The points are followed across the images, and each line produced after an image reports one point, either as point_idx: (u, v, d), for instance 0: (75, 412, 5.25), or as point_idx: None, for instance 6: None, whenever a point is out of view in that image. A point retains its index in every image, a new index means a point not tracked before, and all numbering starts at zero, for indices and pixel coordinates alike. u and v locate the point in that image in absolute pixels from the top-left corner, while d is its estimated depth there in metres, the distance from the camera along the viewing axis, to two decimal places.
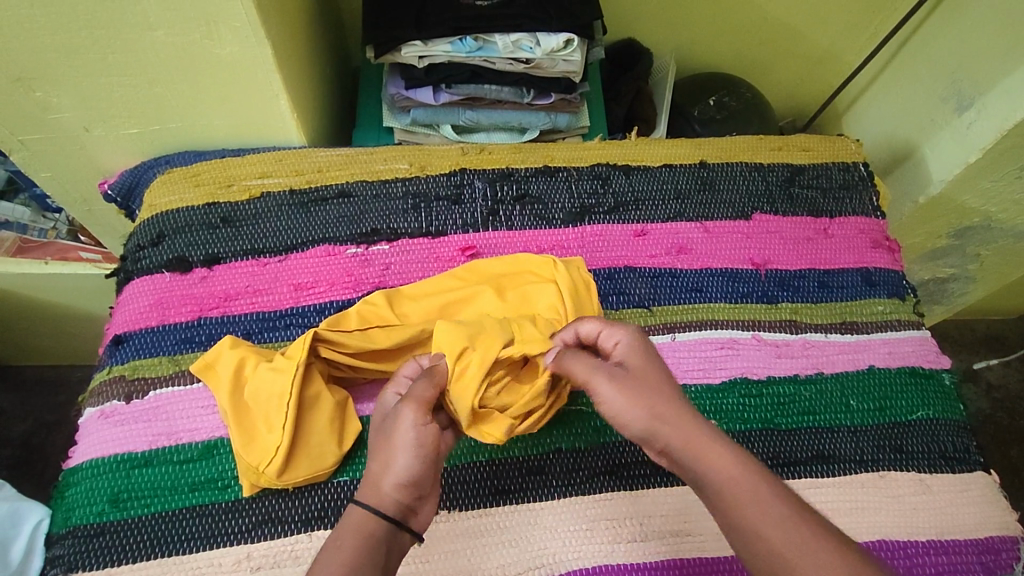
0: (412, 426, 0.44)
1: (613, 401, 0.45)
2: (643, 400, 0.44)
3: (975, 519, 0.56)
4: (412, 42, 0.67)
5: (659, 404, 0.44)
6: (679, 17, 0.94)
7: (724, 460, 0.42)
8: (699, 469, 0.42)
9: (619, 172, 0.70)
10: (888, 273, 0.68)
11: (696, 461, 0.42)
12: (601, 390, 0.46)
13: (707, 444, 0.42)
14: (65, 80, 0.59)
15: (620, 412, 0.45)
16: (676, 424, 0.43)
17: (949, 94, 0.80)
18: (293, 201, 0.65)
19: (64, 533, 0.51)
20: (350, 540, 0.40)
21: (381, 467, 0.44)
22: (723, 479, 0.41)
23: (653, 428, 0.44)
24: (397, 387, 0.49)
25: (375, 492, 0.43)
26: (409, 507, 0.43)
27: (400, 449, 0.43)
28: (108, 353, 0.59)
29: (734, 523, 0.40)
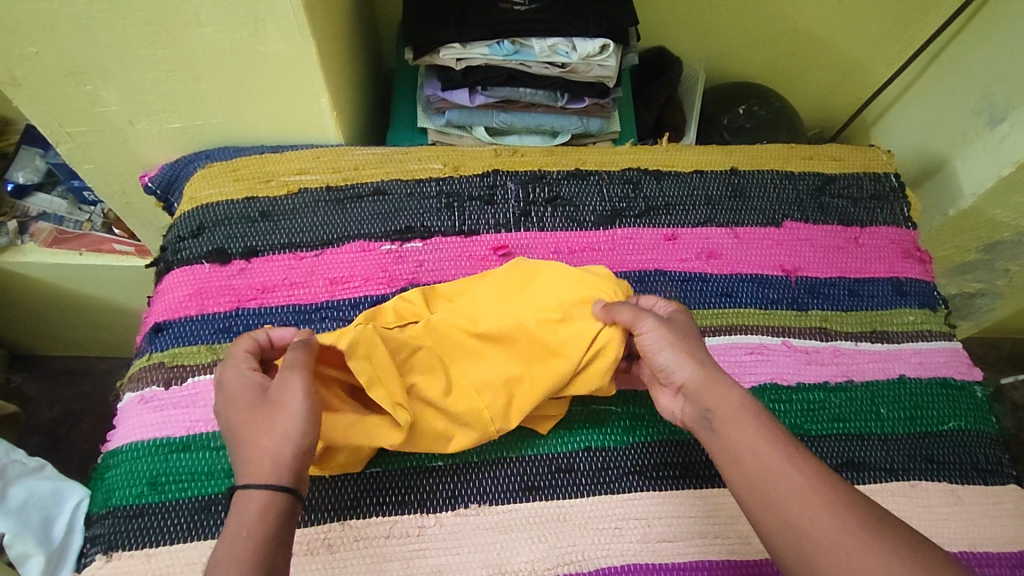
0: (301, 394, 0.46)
1: (654, 338, 0.52)
2: (676, 343, 0.51)
3: (1008, 532, 0.56)
4: (451, 44, 0.69)
5: (688, 346, 0.51)
6: (709, 27, 0.95)
7: (734, 398, 0.48)
8: (713, 398, 0.48)
9: (651, 177, 0.70)
10: (919, 283, 0.68)
11: (708, 393, 0.49)
12: (646, 328, 0.52)
13: (723, 382, 0.49)
14: (115, 73, 0.61)
15: (657, 349, 0.51)
16: (697, 361, 0.50)
17: (981, 107, 0.80)
18: (330, 198, 0.67)
19: (103, 513, 0.52)
20: (258, 529, 0.41)
21: (270, 445, 0.44)
22: (733, 415, 0.47)
23: (677, 362, 0.50)
24: (246, 362, 0.49)
25: (269, 470, 0.44)
26: (303, 475, 0.45)
27: (292, 421, 0.45)
28: (148, 340, 0.60)
29: (740, 451, 0.46)
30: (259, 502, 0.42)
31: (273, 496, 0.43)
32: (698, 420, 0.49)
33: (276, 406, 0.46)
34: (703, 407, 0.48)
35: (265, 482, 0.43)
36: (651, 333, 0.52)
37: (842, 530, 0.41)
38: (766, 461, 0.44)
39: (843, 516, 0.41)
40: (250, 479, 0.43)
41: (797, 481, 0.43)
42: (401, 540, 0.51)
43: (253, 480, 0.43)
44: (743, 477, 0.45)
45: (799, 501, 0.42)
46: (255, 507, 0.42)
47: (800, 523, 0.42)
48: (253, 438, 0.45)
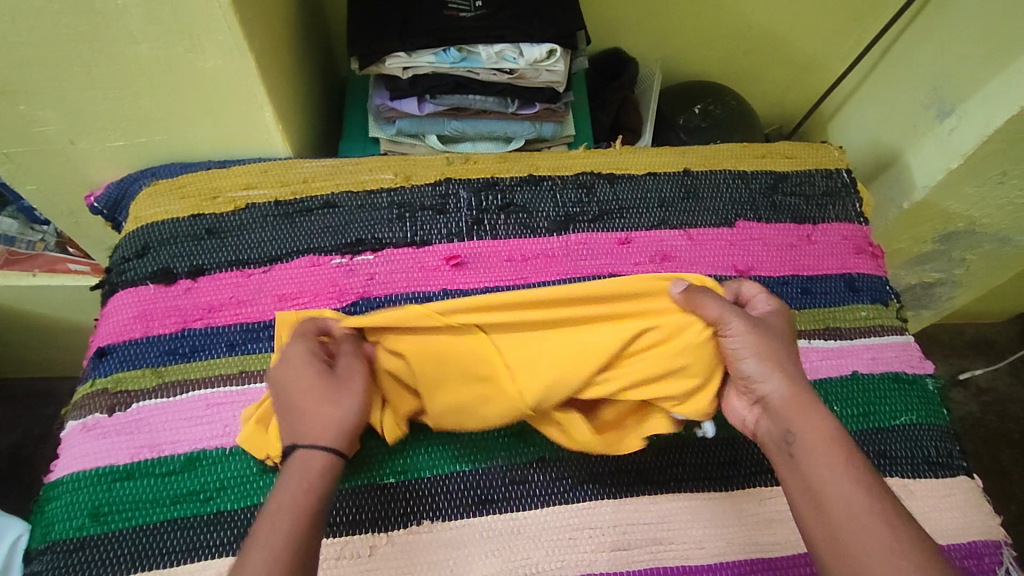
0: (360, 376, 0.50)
1: (742, 344, 0.48)
2: (769, 355, 0.48)
3: (959, 523, 0.57)
4: (396, 53, 0.68)
5: (779, 359, 0.48)
6: (664, 27, 0.95)
7: (820, 421, 0.45)
8: (797, 417, 0.46)
9: (604, 181, 0.70)
10: (871, 278, 0.69)
11: (790, 410, 0.46)
12: (734, 330, 0.48)
13: (810, 404, 0.46)
14: (48, 93, 0.59)
15: (744, 354, 0.48)
16: (787, 377, 0.47)
17: (931, 100, 0.81)
18: (278, 212, 0.65)
19: (43, 547, 0.51)
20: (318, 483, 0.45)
21: (319, 413, 0.47)
22: (814, 436, 0.45)
23: (765, 371, 0.47)
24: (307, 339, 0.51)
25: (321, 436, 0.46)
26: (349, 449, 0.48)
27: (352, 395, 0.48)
28: (92, 365, 0.59)
29: (817, 481, 0.43)
30: (315, 465, 0.45)
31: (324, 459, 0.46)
32: (774, 434, 0.47)
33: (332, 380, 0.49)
34: (782, 422, 0.46)
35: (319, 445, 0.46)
36: (741, 338, 0.48)
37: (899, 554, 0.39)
38: (843, 490, 0.42)
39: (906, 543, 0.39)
40: (304, 441, 0.46)
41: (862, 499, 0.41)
42: (351, 561, 0.50)
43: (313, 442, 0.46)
44: (810, 496, 0.43)
45: (863, 523, 0.41)
46: (300, 471, 0.45)
47: (855, 541, 0.40)
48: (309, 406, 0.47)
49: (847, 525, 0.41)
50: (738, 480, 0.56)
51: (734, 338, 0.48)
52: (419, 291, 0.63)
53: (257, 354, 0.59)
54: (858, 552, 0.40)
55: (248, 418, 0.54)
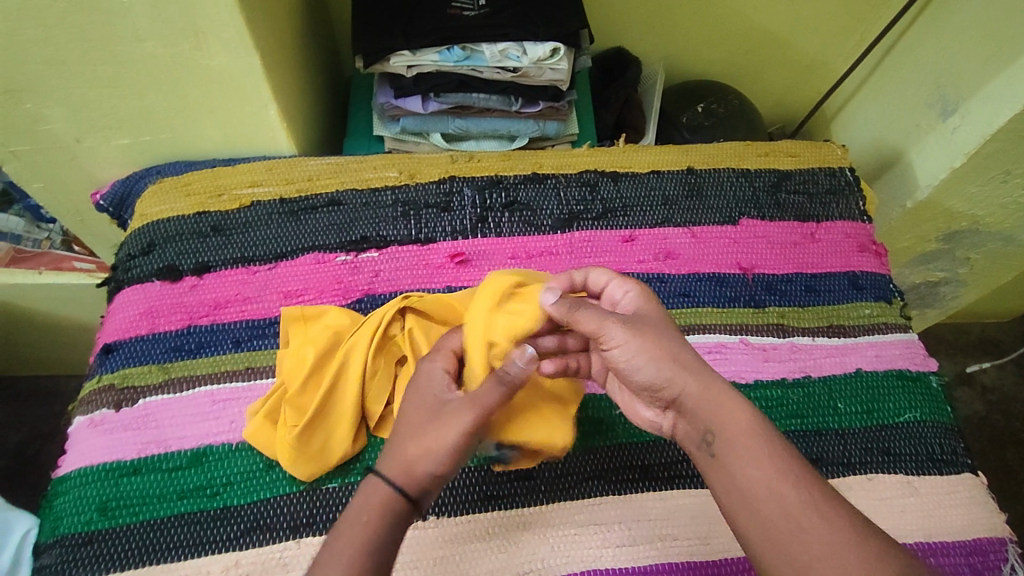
0: (469, 422, 0.44)
1: (627, 354, 0.45)
2: (668, 349, 0.45)
3: (963, 520, 0.57)
4: (400, 51, 0.68)
5: (678, 353, 0.45)
6: (667, 26, 0.95)
7: (738, 411, 0.43)
8: (714, 416, 0.43)
9: (608, 179, 0.70)
10: (875, 276, 0.69)
11: (707, 408, 0.44)
12: (613, 341, 0.46)
13: (723, 396, 0.44)
14: (54, 91, 0.59)
15: (635, 363, 0.45)
16: (692, 372, 0.45)
17: (934, 99, 0.81)
18: (283, 210, 0.66)
19: (51, 542, 0.51)
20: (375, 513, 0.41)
21: (418, 446, 0.43)
22: (736, 429, 0.43)
23: (670, 371, 0.45)
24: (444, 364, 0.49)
25: (405, 471, 0.42)
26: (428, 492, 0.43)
27: (449, 441, 0.43)
28: (98, 362, 0.59)
29: (748, 482, 0.41)
30: (380, 495, 0.42)
31: (398, 500, 0.41)
32: (693, 435, 0.45)
33: (444, 415, 0.44)
34: (699, 421, 0.44)
35: (393, 479, 0.42)
36: (631, 341, 0.45)
37: (843, 546, 0.38)
38: (773, 486, 0.40)
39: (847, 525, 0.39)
40: (383, 470, 0.43)
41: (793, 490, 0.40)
42: None
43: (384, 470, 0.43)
44: (741, 503, 0.41)
45: (801, 514, 0.39)
46: (372, 497, 0.42)
47: (790, 538, 0.39)
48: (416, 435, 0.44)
49: (783, 524, 0.39)
50: None
51: (616, 350, 0.46)
52: (424, 289, 0.63)
53: (263, 351, 0.59)
54: (795, 550, 0.39)
55: (253, 413, 0.55)
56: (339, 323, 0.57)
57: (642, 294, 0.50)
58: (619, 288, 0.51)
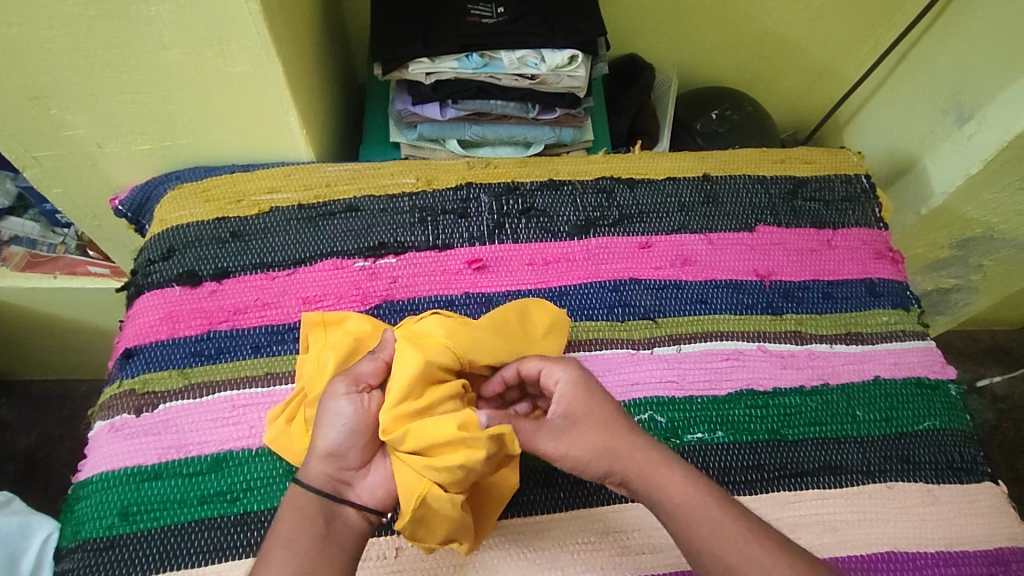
0: (337, 398, 0.48)
1: (566, 453, 0.48)
2: (603, 436, 0.48)
3: (984, 530, 0.56)
4: (419, 59, 0.69)
5: (609, 440, 0.47)
6: (681, 33, 0.95)
7: (676, 481, 0.46)
8: (655, 486, 0.46)
9: (624, 186, 0.70)
10: (892, 283, 0.69)
11: (648, 486, 0.46)
12: (552, 440, 0.48)
13: (660, 465, 0.46)
14: (79, 98, 0.60)
15: (578, 461, 0.48)
16: (631, 449, 0.47)
17: (949, 106, 0.81)
18: (301, 216, 0.66)
19: (73, 546, 0.51)
20: (286, 514, 0.46)
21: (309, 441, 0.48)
22: (675, 491, 0.45)
23: (608, 461, 0.47)
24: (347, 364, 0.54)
25: (304, 465, 0.47)
26: (339, 477, 0.47)
27: (325, 420, 0.48)
28: (119, 367, 0.59)
29: (697, 542, 0.44)
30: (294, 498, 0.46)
31: (308, 495, 0.46)
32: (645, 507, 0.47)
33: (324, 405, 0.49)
34: (646, 497, 0.46)
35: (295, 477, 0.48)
36: (566, 444, 0.48)
37: None
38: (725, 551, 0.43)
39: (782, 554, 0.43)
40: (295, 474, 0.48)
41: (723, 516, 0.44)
42: (379, 563, 0.50)
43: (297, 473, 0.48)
44: (693, 555, 0.44)
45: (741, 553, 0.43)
46: (290, 497, 0.47)
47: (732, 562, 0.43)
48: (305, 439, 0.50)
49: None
50: (760, 485, 0.56)
51: (558, 451, 0.48)
52: (442, 295, 0.63)
53: (282, 357, 0.59)
54: None
55: (274, 418, 0.55)
56: (360, 330, 0.56)
57: (573, 376, 0.51)
58: (550, 374, 0.51)
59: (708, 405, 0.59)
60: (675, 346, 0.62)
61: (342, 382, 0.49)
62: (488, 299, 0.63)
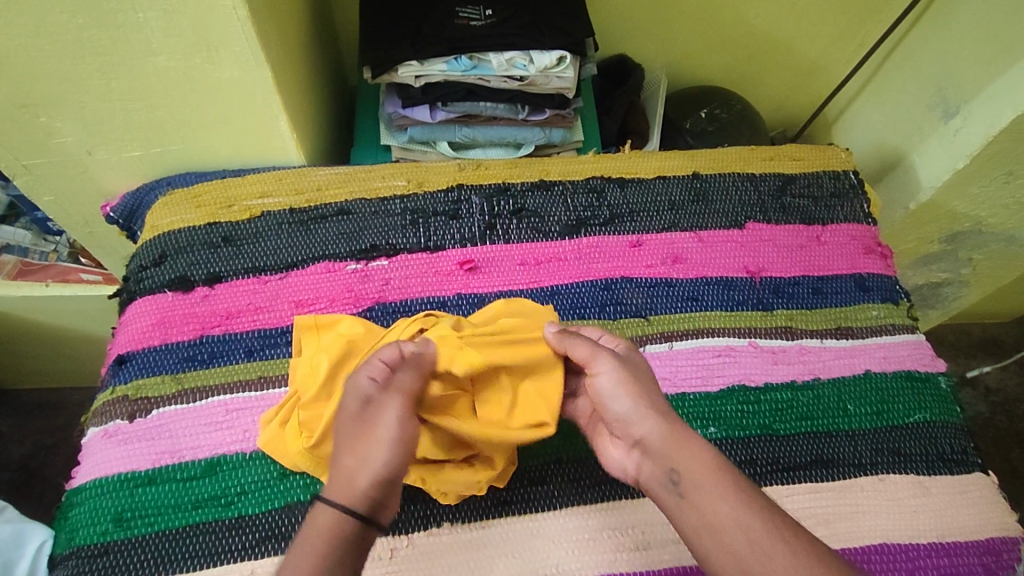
0: (395, 421, 0.44)
1: (609, 384, 0.48)
2: (646, 390, 0.48)
3: (976, 521, 0.57)
4: (408, 62, 0.69)
5: (651, 397, 0.48)
6: (670, 33, 0.96)
7: (703, 453, 0.46)
8: (682, 455, 0.45)
9: (614, 185, 0.71)
10: (881, 278, 0.69)
11: (673, 450, 0.46)
12: (598, 372, 0.49)
13: (687, 436, 0.47)
14: (68, 105, 0.60)
15: (613, 396, 0.48)
16: (661, 415, 0.47)
17: (935, 102, 0.82)
18: (293, 219, 0.66)
19: (67, 554, 0.51)
20: (320, 542, 0.40)
21: (356, 463, 0.43)
22: (702, 464, 0.45)
23: (643, 414, 0.47)
24: (369, 370, 0.46)
25: (349, 486, 0.42)
26: (380, 502, 0.43)
27: (381, 444, 0.43)
28: (111, 373, 0.59)
29: (711, 515, 0.43)
30: (327, 519, 0.41)
31: (348, 520, 0.41)
32: (658, 477, 0.46)
33: (369, 422, 0.44)
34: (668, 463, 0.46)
35: (335, 497, 0.42)
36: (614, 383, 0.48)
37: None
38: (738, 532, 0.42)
39: (801, 556, 0.41)
40: (326, 495, 0.42)
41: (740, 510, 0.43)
42: (375, 564, 0.51)
43: (329, 493, 0.42)
44: (701, 533, 0.43)
45: (756, 549, 0.41)
46: (325, 523, 0.41)
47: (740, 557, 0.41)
48: (340, 455, 0.44)
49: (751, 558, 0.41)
50: (753, 480, 0.56)
51: (602, 377, 0.49)
52: (434, 296, 0.64)
53: (275, 360, 0.59)
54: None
55: (267, 422, 0.55)
56: (353, 332, 0.56)
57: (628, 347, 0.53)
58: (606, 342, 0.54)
59: (700, 402, 0.60)
60: (667, 343, 0.62)
61: (395, 401, 0.45)
62: (480, 300, 0.64)
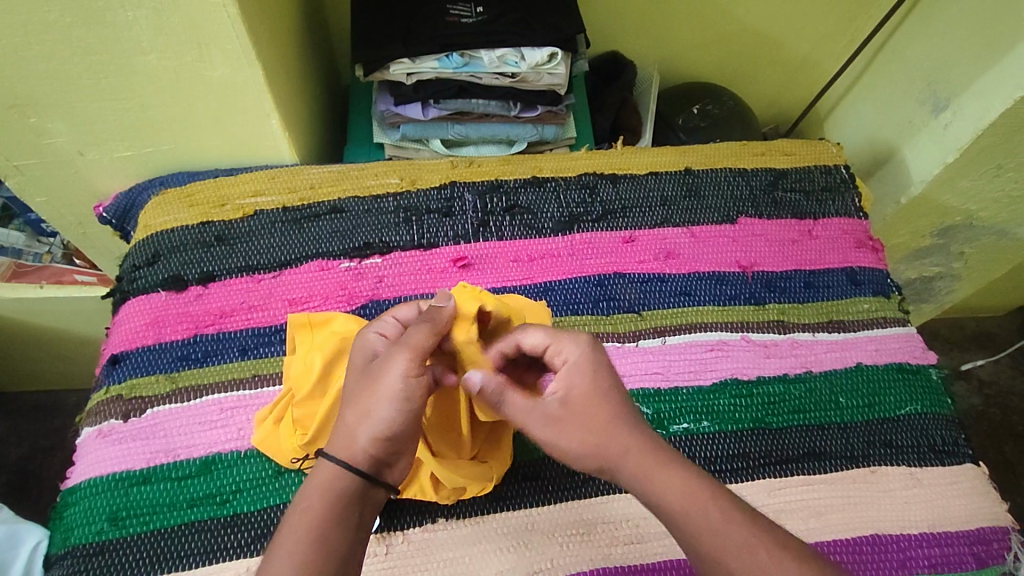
0: (401, 376, 0.43)
1: (553, 438, 0.44)
2: (594, 434, 0.44)
3: (967, 511, 0.57)
4: (400, 59, 0.69)
5: (605, 438, 0.43)
6: (662, 30, 0.96)
7: (672, 480, 0.42)
8: (653, 484, 0.42)
9: (607, 181, 0.71)
10: (873, 271, 0.70)
11: (642, 481, 0.43)
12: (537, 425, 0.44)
13: (656, 464, 0.43)
14: (58, 105, 0.60)
15: (562, 449, 0.44)
16: (621, 454, 0.43)
17: (925, 96, 0.82)
18: (287, 218, 0.66)
19: (62, 553, 0.51)
20: (318, 500, 0.41)
21: (360, 417, 0.43)
22: (674, 494, 0.42)
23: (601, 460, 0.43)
24: (379, 328, 0.48)
25: (352, 442, 0.43)
26: (381, 460, 0.43)
27: (385, 398, 0.43)
28: (106, 373, 0.59)
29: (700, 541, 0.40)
30: (325, 476, 0.42)
31: (349, 478, 0.42)
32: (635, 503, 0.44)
33: (376, 374, 0.44)
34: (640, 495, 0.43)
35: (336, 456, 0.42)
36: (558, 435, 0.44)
37: None
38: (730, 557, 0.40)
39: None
40: (331, 452, 0.43)
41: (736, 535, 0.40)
42: (370, 560, 0.51)
43: (331, 449, 0.43)
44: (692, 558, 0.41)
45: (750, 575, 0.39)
46: (323, 482, 0.42)
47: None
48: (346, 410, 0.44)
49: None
50: (746, 473, 0.57)
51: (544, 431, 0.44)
52: (428, 293, 0.64)
53: (270, 358, 0.59)
54: None
55: (261, 420, 0.55)
56: (347, 329, 0.56)
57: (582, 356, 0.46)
58: (556, 351, 0.47)
59: (693, 396, 0.60)
60: (659, 338, 0.62)
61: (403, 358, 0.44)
62: None
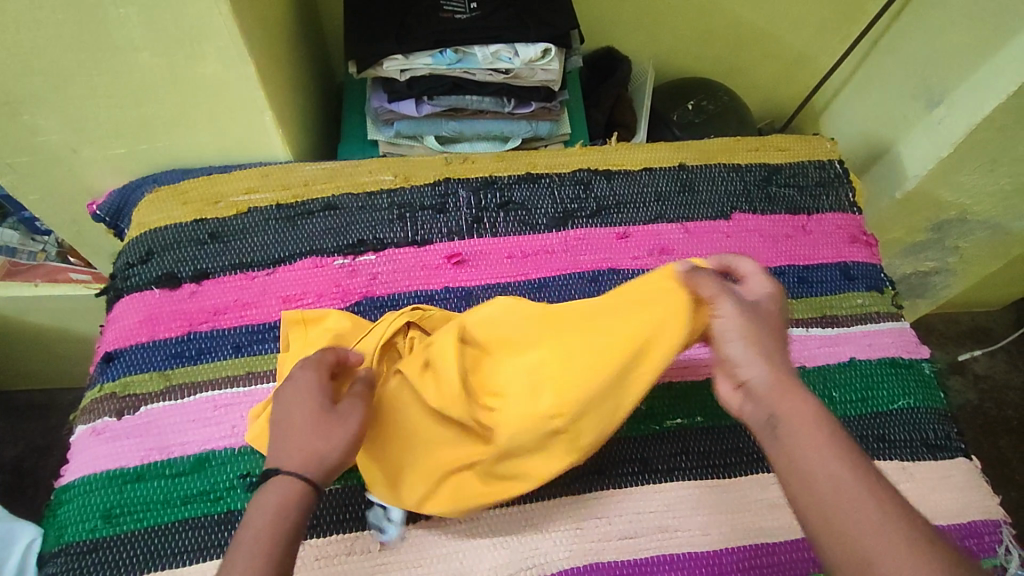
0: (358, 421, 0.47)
1: (730, 330, 0.46)
2: (763, 346, 0.45)
3: (958, 504, 0.58)
4: (393, 56, 0.69)
5: (770, 347, 0.45)
6: (656, 26, 0.96)
7: (804, 405, 0.43)
8: (785, 403, 0.43)
9: (601, 177, 0.71)
10: (866, 266, 0.70)
11: (776, 396, 0.43)
12: (723, 312, 0.47)
13: (794, 386, 0.44)
14: (50, 102, 0.60)
15: (744, 351, 0.45)
16: (774, 365, 0.45)
17: (920, 91, 0.82)
18: (280, 215, 0.66)
19: (56, 551, 0.51)
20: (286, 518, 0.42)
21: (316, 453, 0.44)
22: (803, 411, 0.42)
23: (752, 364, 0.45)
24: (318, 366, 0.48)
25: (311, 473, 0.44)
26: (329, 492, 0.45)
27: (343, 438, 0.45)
28: (99, 371, 0.59)
29: (806, 464, 0.40)
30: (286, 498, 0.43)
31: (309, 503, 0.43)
32: (758, 422, 0.44)
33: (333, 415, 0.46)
34: (765, 408, 0.44)
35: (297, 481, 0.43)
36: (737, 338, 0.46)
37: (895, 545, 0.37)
38: (835, 478, 0.39)
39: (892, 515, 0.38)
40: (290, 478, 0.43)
41: (859, 492, 0.39)
42: (363, 556, 0.51)
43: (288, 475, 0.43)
44: (795, 481, 0.41)
45: (846, 502, 0.38)
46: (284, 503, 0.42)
47: (840, 513, 0.38)
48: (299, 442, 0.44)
49: (848, 512, 0.38)
50: (739, 467, 0.57)
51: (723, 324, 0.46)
52: (422, 290, 0.64)
53: (264, 355, 0.59)
54: (854, 536, 0.37)
55: (256, 416, 0.55)
56: (340, 326, 0.57)
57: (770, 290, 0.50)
58: (754, 280, 0.51)
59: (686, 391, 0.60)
60: None
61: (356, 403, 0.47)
62: (468, 293, 0.64)
